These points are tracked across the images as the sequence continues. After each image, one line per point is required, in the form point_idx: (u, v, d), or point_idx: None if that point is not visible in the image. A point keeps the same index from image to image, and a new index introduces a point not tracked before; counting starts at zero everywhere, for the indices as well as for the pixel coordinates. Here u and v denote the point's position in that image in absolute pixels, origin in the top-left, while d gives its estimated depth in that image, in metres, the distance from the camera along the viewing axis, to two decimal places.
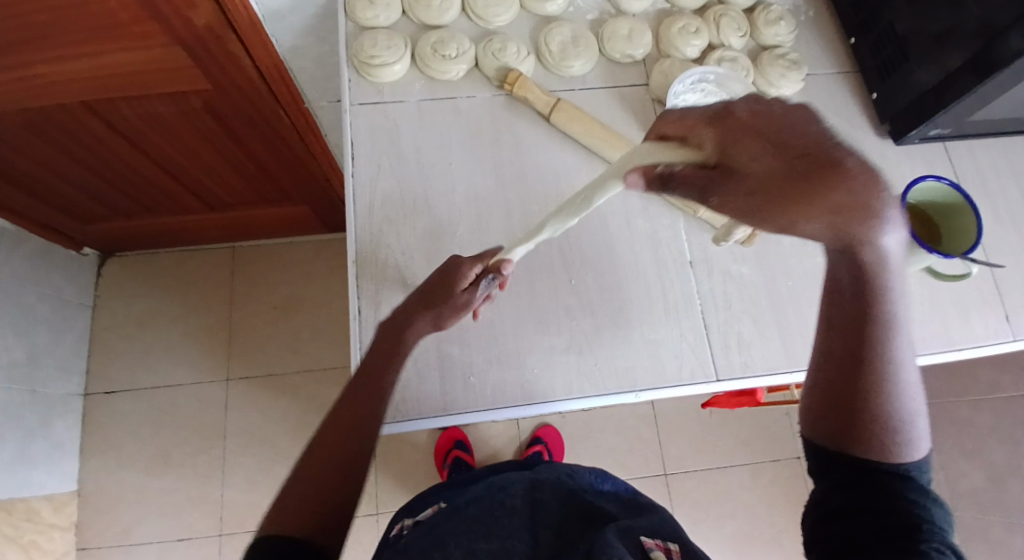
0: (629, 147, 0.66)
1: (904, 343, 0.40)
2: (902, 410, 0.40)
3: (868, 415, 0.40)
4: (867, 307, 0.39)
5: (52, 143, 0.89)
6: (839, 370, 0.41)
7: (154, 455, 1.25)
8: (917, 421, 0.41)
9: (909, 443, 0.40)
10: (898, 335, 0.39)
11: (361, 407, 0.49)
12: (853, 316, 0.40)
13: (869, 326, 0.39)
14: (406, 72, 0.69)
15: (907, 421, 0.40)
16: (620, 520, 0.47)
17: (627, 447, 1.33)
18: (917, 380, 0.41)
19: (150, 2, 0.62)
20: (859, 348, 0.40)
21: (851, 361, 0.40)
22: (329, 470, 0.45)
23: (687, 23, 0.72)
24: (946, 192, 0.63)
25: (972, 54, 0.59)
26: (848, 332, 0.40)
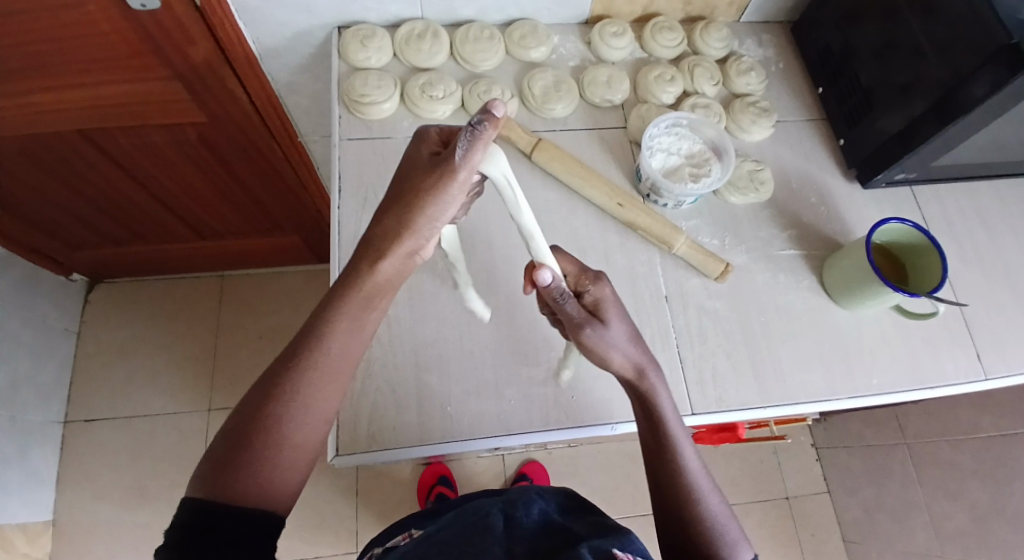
0: (606, 185, 0.69)
1: (699, 463, 0.48)
2: (716, 515, 0.46)
3: (692, 528, 0.45)
4: (661, 438, 0.48)
5: (46, 169, 0.91)
6: (658, 496, 0.47)
7: (131, 487, 1.22)
8: (733, 526, 0.46)
9: (735, 549, 0.44)
10: (691, 458, 0.48)
11: (333, 374, 0.44)
12: (657, 444, 0.48)
13: (668, 453, 0.47)
14: (395, 110, 0.72)
15: (725, 527, 0.45)
16: (587, 538, 0.47)
17: (615, 486, 1.32)
18: (718, 489, 0.48)
19: (152, 36, 0.66)
20: (669, 471, 0.47)
21: (664, 483, 0.47)
22: (285, 441, 0.41)
23: (662, 72, 0.76)
24: (911, 233, 0.66)
25: (937, 99, 0.63)
26: (654, 454, 0.48)
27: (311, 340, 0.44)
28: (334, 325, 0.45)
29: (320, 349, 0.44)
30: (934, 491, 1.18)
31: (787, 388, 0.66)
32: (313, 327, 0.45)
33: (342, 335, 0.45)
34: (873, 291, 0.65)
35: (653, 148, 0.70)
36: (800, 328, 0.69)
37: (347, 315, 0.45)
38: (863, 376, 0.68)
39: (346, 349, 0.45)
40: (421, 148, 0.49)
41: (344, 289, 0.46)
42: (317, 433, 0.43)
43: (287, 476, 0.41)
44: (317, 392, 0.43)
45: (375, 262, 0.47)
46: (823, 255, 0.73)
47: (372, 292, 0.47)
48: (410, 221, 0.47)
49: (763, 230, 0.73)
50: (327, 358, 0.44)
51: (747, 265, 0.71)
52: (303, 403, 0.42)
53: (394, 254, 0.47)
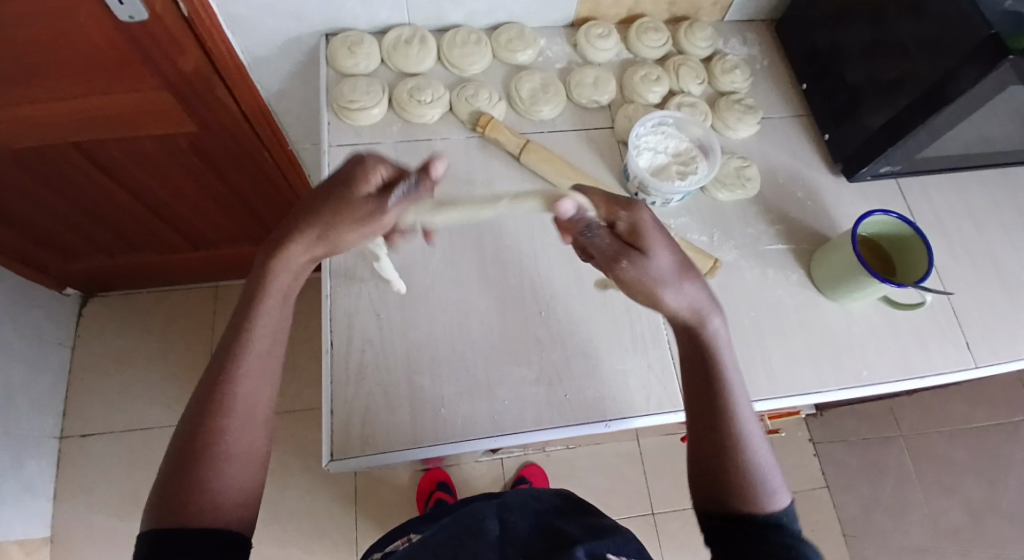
0: (595, 185, 0.70)
1: (748, 410, 0.49)
2: (760, 465, 0.48)
3: (733, 474, 0.47)
4: (715, 384, 0.49)
5: (38, 182, 0.91)
6: (703, 442, 0.49)
7: (128, 499, 1.22)
8: (773, 473, 0.48)
9: (776, 496, 0.47)
10: (742, 405, 0.49)
11: (258, 374, 0.46)
12: (710, 390, 0.49)
13: (719, 400, 0.48)
14: (384, 115, 0.73)
15: (765, 475, 0.47)
16: (581, 539, 0.47)
17: (613, 486, 1.32)
18: (763, 437, 0.49)
19: (140, 46, 0.67)
20: (718, 417, 0.48)
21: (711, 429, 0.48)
22: (226, 446, 0.44)
23: (648, 72, 0.77)
24: (897, 226, 0.67)
25: (920, 95, 0.64)
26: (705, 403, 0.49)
27: (233, 346, 0.45)
28: (253, 327, 0.46)
29: (241, 355, 0.45)
30: (931, 483, 1.19)
31: (779, 382, 0.67)
32: (232, 334, 0.46)
33: (260, 344, 0.46)
34: (861, 284, 0.66)
35: (640, 147, 0.71)
36: (790, 323, 0.70)
37: (265, 315, 0.47)
38: (854, 369, 0.69)
39: (265, 347, 0.47)
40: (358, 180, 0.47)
41: (256, 293, 0.47)
42: (256, 431, 0.46)
43: (236, 478, 0.44)
44: (251, 401, 0.45)
45: (282, 254, 0.46)
46: (811, 250, 0.74)
47: (284, 293, 0.47)
48: (328, 234, 0.46)
49: (751, 226, 0.74)
50: (248, 361, 0.45)
51: (736, 261, 0.72)
52: (235, 407, 0.44)
53: (300, 243, 0.46)
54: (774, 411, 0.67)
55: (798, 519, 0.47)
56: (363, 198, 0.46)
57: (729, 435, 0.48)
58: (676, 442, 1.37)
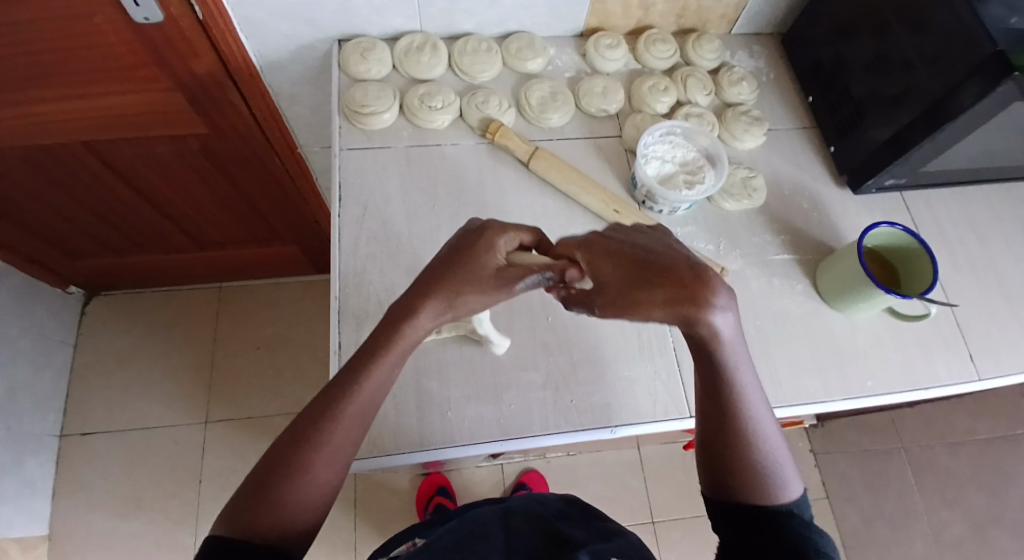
0: (603, 193, 0.70)
1: (759, 401, 0.47)
2: (771, 456, 0.46)
3: (744, 467, 0.46)
4: (720, 383, 0.45)
5: (47, 180, 0.92)
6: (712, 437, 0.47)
7: (126, 499, 1.21)
8: (786, 464, 0.47)
9: (788, 485, 0.46)
10: (751, 399, 0.46)
11: (359, 421, 0.46)
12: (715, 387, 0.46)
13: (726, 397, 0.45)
14: (395, 121, 0.74)
15: (779, 467, 0.46)
16: (586, 543, 0.47)
17: (613, 494, 1.32)
18: (775, 427, 0.47)
19: (156, 48, 0.67)
20: (725, 414, 0.46)
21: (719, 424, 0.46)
22: (307, 484, 0.43)
23: (656, 82, 0.78)
24: (902, 238, 0.68)
25: (925, 109, 0.65)
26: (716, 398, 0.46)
27: (343, 387, 0.46)
28: (367, 375, 0.46)
29: (349, 397, 0.45)
30: None
31: (784, 390, 0.67)
32: (346, 374, 0.46)
33: (371, 389, 0.46)
34: (866, 294, 0.67)
35: (648, 155, 0.71)
36: (795, 332, 0.70)
37: (382, 367, 0.46)
38: (858, 379, 0.69)
39: (373, 399, 0.46)
40: (488, 252, 0.47)
41: (379, 344, 0.46)
42: (337, 475, 0.45)
43: (310, 511, 0.43)
44: (345, 440, 0.45)
45: (408, 321, 0.46)
46: (816, 261, 0.74)
47: (404, 350, 0.47)
48: (456, 302, 0.46)
49: (756, 236, 0.75)
50: (355, 407, 0.45)
51: (741, 270, 0.72)
52: (329, 446, 0.44)
53: (428, 310, 0.46)
54: (778, 419, 0.68)
55: (812, 508, 0.47)
56: (492, 265, 0.47)
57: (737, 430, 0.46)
58: (677, 451, 1.36)
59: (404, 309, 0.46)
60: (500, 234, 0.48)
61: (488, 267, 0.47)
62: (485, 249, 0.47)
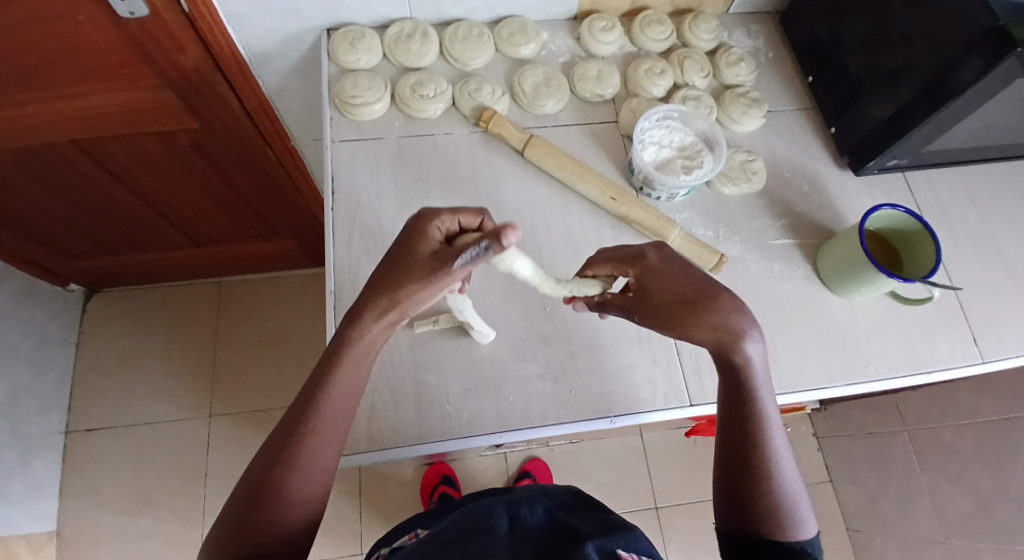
0: (599, 180, 0.69)
1: (780, 437, 0.48)
2: (789, 495, 0.47)
3: (763, 503, 0.47)
4: (748, 412, 0.47)
5: (39, 182, 0.91)
6: (734, 473, 0.48)
7: (134, 495, 1.22)
8: (803, 504, 0.48)
9: (803, 527, 0.47)
10: (777, 436, 0.48)
11: (332, 433, 0.46)
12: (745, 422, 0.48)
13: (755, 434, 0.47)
14: (386, 111, 0.72)
15: (797, 505, 0.47)
16: (591, 536, 0.47)
17: (617, 480, 1.32)
18: (794, 467, 0.49)
19: (140, 44, 0.66)
20: (747, 443, 0.47)
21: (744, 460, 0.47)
22: (287, 502, 0.44)
23: (652, 65, 0.76)
24: (905, 220, 0.66)
25: (924, 87, 0.64)
26: (739, 427, 0.48)
27: (310, 399, 0.46)
28: (330, 387, 0.46)
29: (318, 413, 0.46)
30: (936, 476, 1.19)
31: (786, 376, 0.66)
32: (308, 389, 0.46)
33: (336, 397, 0.46)
34: (868, 277, 0.66)
35: (645, 140, 0.70)
36: (795, 317, 0.69)
37: (342, 376, 0.46)
38: (860, 362, 0.68)
39: (341, 408, 0.47)
40: (424, 241, 0.45)
41: (335, 354, 0.46)
42: (319, 487, 0.46)
43: (293, 525, 0.44)
44: (319, 450, 0.46)
45: (357, 326, 0.46)
46: (818, 244, 0.73)
47: (361, 355, 0.47)
48: (397, 301, 0.45)
49: (756, 220, 0.73)
50: (324, 420, 0.46)
51: (741, 255, 0.71)
52: (304, 461, 0.45)
53: (377, 317, 0.46)
54: (780, 405, 0.67)
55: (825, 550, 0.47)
56: (426, 254, 0.45)
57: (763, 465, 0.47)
58: (680, 436, 1.36)
59: (352, 315, 0.46)
60: (435, 219, 0.45)
61: (424, 256, 0.45)
62: (420, 238, 0.45)
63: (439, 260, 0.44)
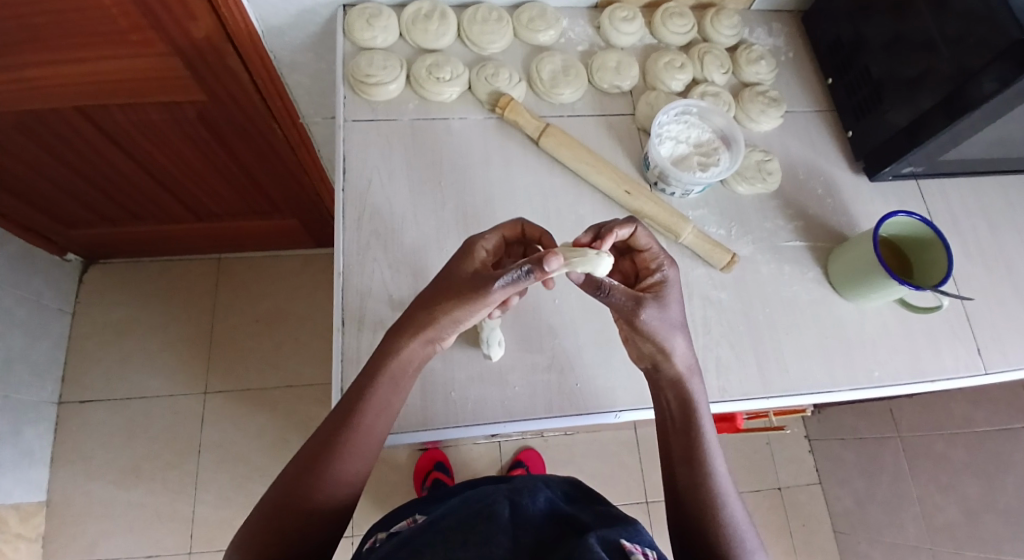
0: (615, 173, 0.68)
1: (724, 469, 0.51)
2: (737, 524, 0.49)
3: (711, 529, 0.49)
4: (694, 443, 0.51)
5: (43, 147, 0.90)
6: (681, 496, 0.51)
7: (125, 467, 1.22)
8: (750, 535, 0.50)
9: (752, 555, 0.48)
10: (721, 467, 0.51)
11: (363, 449, 0.49)
12: (688, 446, 0.51)
13: (699, 458, 0.50)
14: (401, 92, 0.71)
15: (745, 534, 0.49)
16: (594, 528, 0.47)
17: (609, 474, 1.33)
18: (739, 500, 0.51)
19: (152, 11, 0.65)
20: (695, 473, 0.50)
21: (691, 489, 0.50)
22: (315, 511, 0.46)
23: (672, 59, 0.75)
24: (919, 227, 0.66)
25: (944, 96, 0.63)
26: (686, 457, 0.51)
27: (350, 408, 0.49)
28: (366, 404, 0.49)
29: (353, 428, 0.48)
30: (926, 484, 1.20)
31: (790, 379, 0.66)
32: (346, 405, 0.49)
33: (372, 410, 0.49)
34: (879, 284, 0.65)
35: (662, 135, 0.69)
36: (803, 320, 0.69)
37: (378, 395, 0.49)
38: (865, 368, 0.68)
39: (374, 426, 0.49)
40: (469, 259, 0.49)
41: (374, 374, 0.49)
42: (345, 500, 0.48)
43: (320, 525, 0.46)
44: (353, 459, 0.48)
45: (402, 343, 0.49)
46: (829, 248, 0.73)
47: (397, 373, 0.50)
48: (437, 318, 0.48)
49: (769, 221, 0.72)
50: (357, 435, 0.48)
51: (752, 255, 0.70)
52: (334, 473, 0.47)
53: (418, 337, 0.49)
54: (781, 407, 0.67)
55: None
56: (469, 271, 0.48)
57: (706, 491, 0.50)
58: None
59: (397, 332, 0.50)
60: (479, 239, 0.50)
61: (467, 273, 0.48)
62: (466, 258, 0.49)
63: (481, 272, 0.47)
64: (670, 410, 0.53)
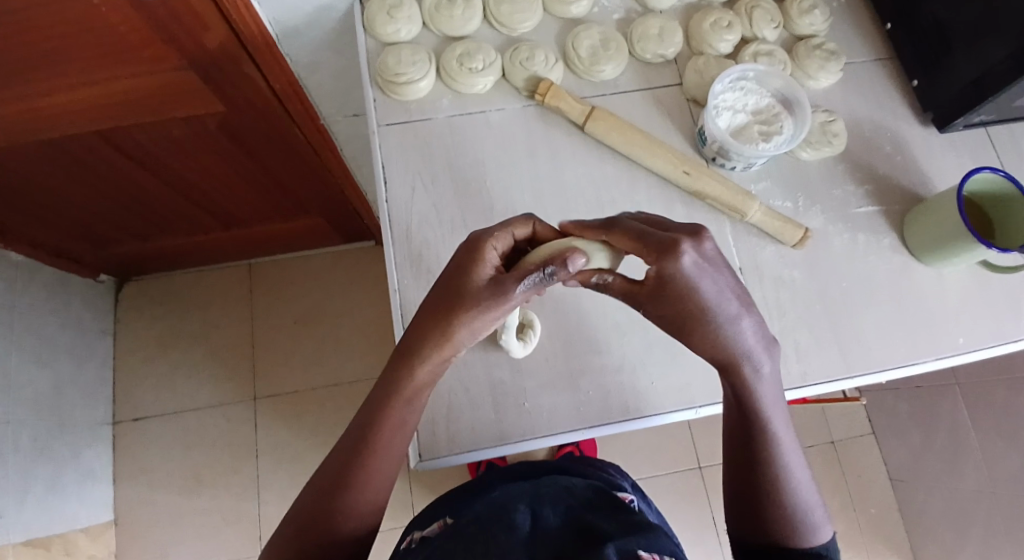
0: (671, 153, 0.64)
1: (790, 448, 0.47)
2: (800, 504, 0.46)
3: (773, 514, 0.46)
4: (757, 431, 0.46)
5: (64, 173, 0.87)
6: (740, 480, 0.48)
7: (187, 478, 1.24)
8: (816, 509, 0.47)
9: (818, 532, 0.46)
10: (786, 449, 0.47)
11: (379, 472, 0.47)
12: (751, 424, 0.46)
13: (760, 445, 0.46)
14: (433, 88, 0.66)
15: (809, 512, 0.46)
16: (611, 537, 0.40)
17: (661, 444, 1.32)
18: (807, 477, 0.47)
19: (161, 25, 0.60)
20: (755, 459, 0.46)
21: (755, 481, 0.47)
22: (341, 536, 0.44)
23: (718, 18, 0.69)
24: (1003, 184, 0.61)
25: (1017, 48, 0.58)
26: (744, 444, 0.47)
27: (365, 432, 0.46)
28: (382, 427, 0.46)
29: (368, 453, 0.46)
30: (987, 431, 1.15)
31: (872, 356, 0.62)
32: (360, 428, 0.47)
33: (387, 435, 0.47)
34: (964, 249, 0.61)
35: (718, 106, 0.64)
36: (880, 292, 0.65)
37: (392, 418, 0.47)
38: (949, 336, 0.64)
39: (391, 447, 0.47)
40: (481, 265, 0.44)
41: (386, 397, 0.47)
42: (368, 519, 0.46)
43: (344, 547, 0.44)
44: (370, 482, 0.46)
45: (410, 365, 0.46)
46: (903, 210, 0.68)
47: (411, 395, 0.47)
48: (450, 334, 0.44)
49: (838, 188, 0.68)
50: (375, 458, 0.46)
51: (823, 227, 0.66)
52: (354, 494, 0.45)
53: (429, 361, 0.46)
54: (863, 386, 0.63)
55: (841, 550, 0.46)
56: (482, 282, 0.43)
57: (773, 476, 0.46)
58: None
59: (406, 353, 0.46)
60: (490, 238, 0.44)
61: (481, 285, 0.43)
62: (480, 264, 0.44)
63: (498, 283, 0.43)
64: (728, 402, 0.47)
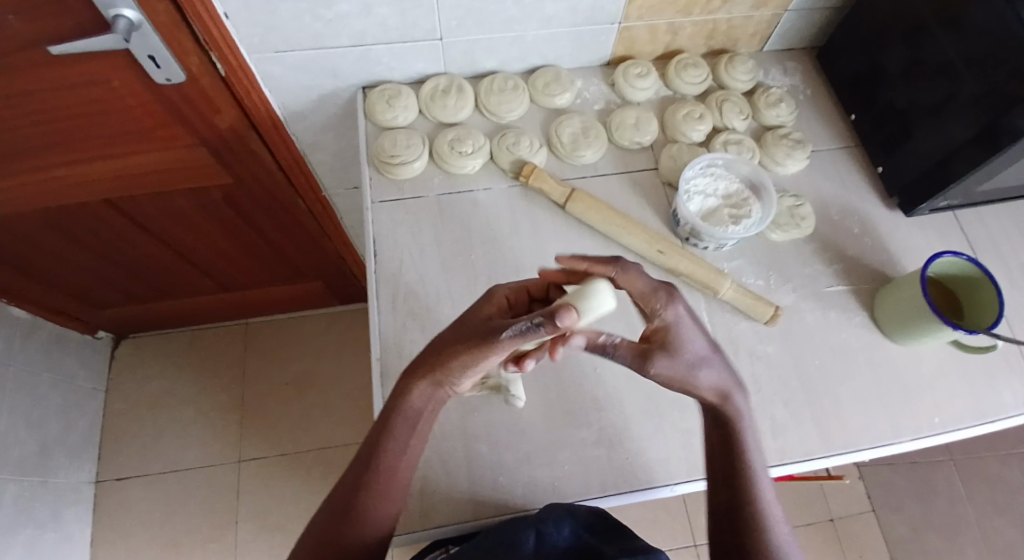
0: (645, 232, 0.67)
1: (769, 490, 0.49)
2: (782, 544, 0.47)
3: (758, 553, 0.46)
4: (736, 468, 0.49)
5: (72, 238, 0.92)
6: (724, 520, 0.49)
7: (164, 544, 1.21)
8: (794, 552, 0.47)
9: None
10: (766, 489, 0.49)
11: (384, 493, 0.48)
12: (727, 473, 0.49)
13: (740, 482, 0.49)
14: (425, 168, 0.71)
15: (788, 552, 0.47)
16: None
17: (653, 518, 1.28)
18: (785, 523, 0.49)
19: (174, 106, 0.66)
20: (735, 498, 0.48)
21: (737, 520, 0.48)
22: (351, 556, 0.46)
23: (690, 110, 0.75)
24: (964, 266, 0.64)
25: (979, 129, 0.62)
26: (727, 484, 0.49)
27: (372, 451, 0.49)
28: (388, 445, 0.48)
29: (373, 471, 0.48)
30: (984, 506, 1.17)
31: (850, 433, 0.63)
32: (370, 447, 0.49)
33: (392, 454, 0.48)
34: (930, 329, 0.63)
35: (689, 191, 0.68)
36: (856, 369, 0.66)
37: (398, 437, 0.49)
38: (925, 414, 0.65)
39: (397, 467, 0.49)
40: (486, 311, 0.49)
41: (393, 413, 0.49)
42: (372, 541, 0.47)
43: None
44: (378, 503, 0.48)
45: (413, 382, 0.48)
46: (872, 289, 0.71)
47: (413, 416, 0.49)
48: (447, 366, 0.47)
49: (809, 267, 0.71)
50: (381, 479, 0.48)
51: (795, 304, 0.69)
52: (360, 514, 0.47)
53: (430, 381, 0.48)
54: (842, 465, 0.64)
55: None
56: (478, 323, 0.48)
57: (755, 514, 0.48)
58: None
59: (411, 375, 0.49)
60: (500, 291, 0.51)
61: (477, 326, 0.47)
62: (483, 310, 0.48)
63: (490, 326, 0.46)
64: (712, 442, 0.51)
